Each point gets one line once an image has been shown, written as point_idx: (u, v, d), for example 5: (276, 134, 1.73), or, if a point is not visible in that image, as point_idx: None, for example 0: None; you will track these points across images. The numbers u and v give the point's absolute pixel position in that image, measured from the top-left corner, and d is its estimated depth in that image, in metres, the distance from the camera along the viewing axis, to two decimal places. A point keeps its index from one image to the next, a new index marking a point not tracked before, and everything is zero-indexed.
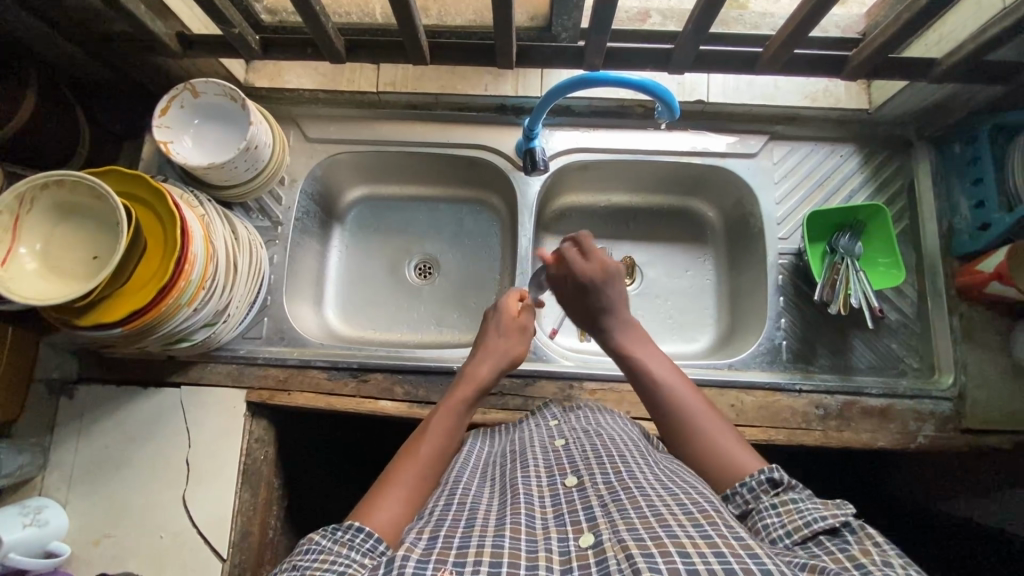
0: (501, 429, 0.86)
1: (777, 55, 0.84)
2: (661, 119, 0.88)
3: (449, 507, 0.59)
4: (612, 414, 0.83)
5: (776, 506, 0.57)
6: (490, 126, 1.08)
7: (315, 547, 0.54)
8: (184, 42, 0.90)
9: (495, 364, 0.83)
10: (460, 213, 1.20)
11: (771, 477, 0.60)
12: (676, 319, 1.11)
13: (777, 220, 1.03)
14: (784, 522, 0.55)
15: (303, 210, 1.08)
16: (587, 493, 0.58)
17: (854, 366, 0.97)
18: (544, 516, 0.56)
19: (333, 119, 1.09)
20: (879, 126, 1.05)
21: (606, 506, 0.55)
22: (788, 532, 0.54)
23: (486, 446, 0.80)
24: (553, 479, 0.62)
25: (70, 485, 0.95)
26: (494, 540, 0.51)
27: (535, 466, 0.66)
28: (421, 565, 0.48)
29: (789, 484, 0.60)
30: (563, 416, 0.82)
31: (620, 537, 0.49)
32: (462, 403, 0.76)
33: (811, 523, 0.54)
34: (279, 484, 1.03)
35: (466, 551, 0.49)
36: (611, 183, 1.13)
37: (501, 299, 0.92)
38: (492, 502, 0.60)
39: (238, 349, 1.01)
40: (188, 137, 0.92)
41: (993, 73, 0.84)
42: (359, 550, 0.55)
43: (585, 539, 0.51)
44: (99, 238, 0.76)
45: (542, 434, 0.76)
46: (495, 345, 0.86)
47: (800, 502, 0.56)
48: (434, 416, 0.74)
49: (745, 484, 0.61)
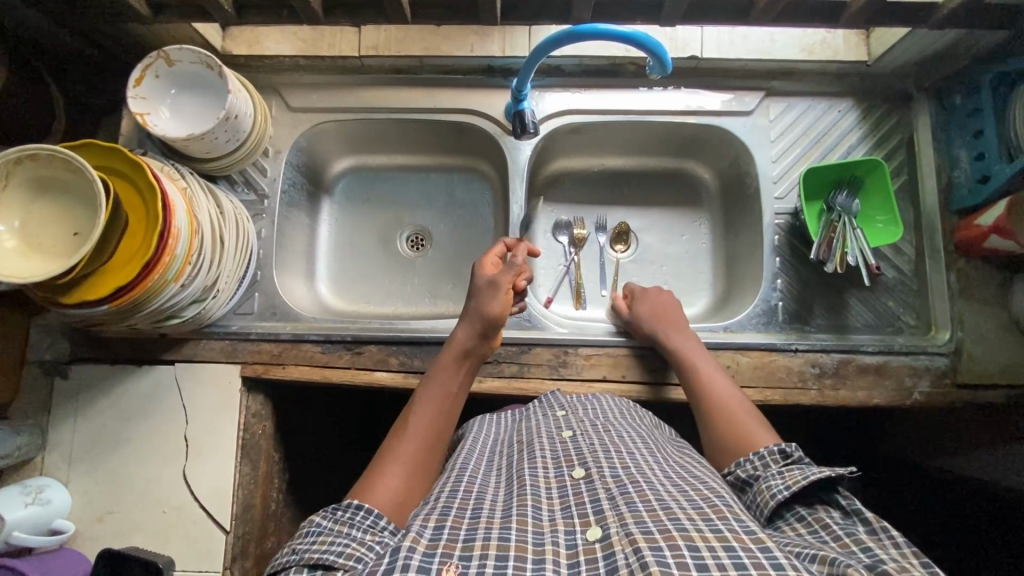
0: (508, 413, 0.86)
1: (773, 3, 0.81)
2: (653, 75, 0.85)
3: (454, 496, 0.59)
4: (624, 404, 0.84)
5: (782, 471, 0.61)
6: (477, 88, 1.04)
7: (316, 528, 0.56)
8: (153, 5, 0.85)
9: (475, 327, 0.82)
10: (451, 182, 1.17)
11: (783, 449, 0.64)
12: (672, 284, 1.10)
13: (773, 178, 1.01)
14: (786, 482, 0.59)
15: (290, 181, 1.06)
16: (594, 485, 0.58)
17: (851, 325, 0.97)
18: (551, 508, 0.56)
19: (316, 87, 1.05)
20: (878, 78, 1.01)
21: (614, 499, 0.55)
22: (789, 488, 0.59)
23: (491, 433, 0.79)
24: (561, 471, 0.62)
25: (70, 463, 0.95)
26: (500, 533, 0.51)
27: (542, 457, 0.66)
28: (427, 559, 0.48)
29: (797, 458, 0.64)
30: (570, 405, 0.81)
31: (628, 530, 0.50)
32: (445, 375, 0.79)
33: (808, 476, 0.58)
34: (279, 458, 1.04)
35: (472, 544, 0.50)
36: (604, 146, 1.11)
37: (476, 259, 0.90)
38: (498, 493, 0.61)
39: (231, 325, 1.00)
40: (165, 108, 0.89)
41: (996, 18, 0.81)
42: (360, 527, 0.57)
43: (593, 532, 0.51)
44: (78, 212, 0.74)
45: (550, 425, 0.75)
46: (472, 310, 0.84)
47: (805, 469, 0.61)
48: (422, 391, 0.78)
49: (757, 453, 0.65)
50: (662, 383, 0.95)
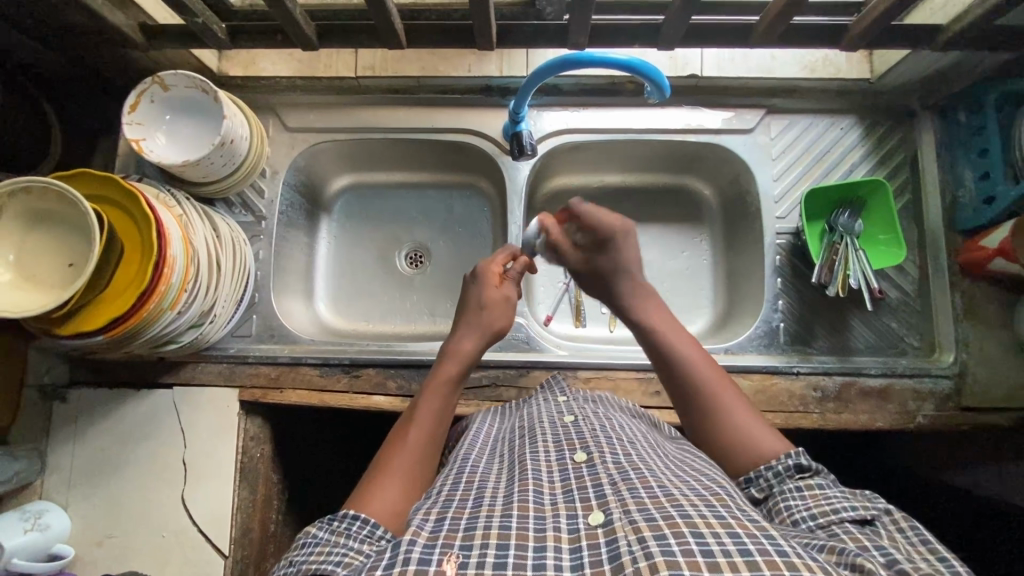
0: (511, 407, 0.86)
1: (774, 25, 0.79)
2: (651, 98, 0.84)
3: (457, 488, 0.58)
4: (622, 409, 0.79)
5: (802, 490, 0.57)
6: (476, 108, 1.03)
7: (312, 540, 0.54)
8: (147, 33, 0.87)
9: (480, 337, 0.79)
10: (449, 200, 1.16)
11: (798, 462, 0.60)
12: (672, 302, 1.09)
13: (774, 198, 0.99)
14: (808, 505, 0.55)
15: (286, 202, 1.05)
16: (597, 470, 0.57)
17: (853, 347, 0.96)
18: (552, 492, 0.55)
19: (312, 107, 1.04)
20: (881, 96, 1.00)
21: (616, 485, 0.54)
22: (812, 515, 0.54)
23: (494, 426, 0.79)
24: (563, 455, 0.61)
25: (69, 487, 0.95)
26: (502, 520, 0.50)
27: (543, 442, 0.65)
28: (427, 551, 0.47)
29: (815, 470, 0.60)
30: (573, 394, 0.80)
31: (632, 517, 0.48)
32: (449, 384, 0.74)
33: (838, 509, 0.54)
34: (277, 480, 1.04)
35: (473, 533, 0.49)
36: (603, 163, 1.10)
37: (482, 262, 0.86)
38: (500, 479, 0.60)
39: (229, 347, 0.99)
40: (161, 133, 0.89)
41: (1003, 39, 0.80)
42: (357, 538, 0.55)
43: (596, 517, 0.50)
44: (70, 244, 0.74)
45: (552, 410, 0.74)
46: (475, 318, 0.81)
47: (827, 489, 0.57)
48: (422, 401, 0.72)
49: (771, 468, 0.61)
50: (663, 407, 0.94)
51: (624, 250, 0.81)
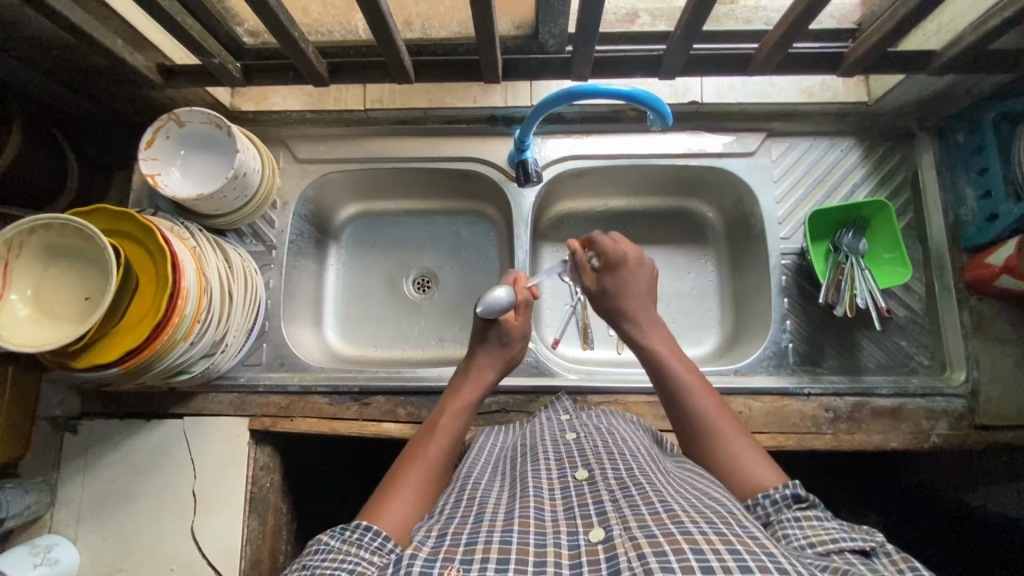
0: (514, 426, 0.85)
1: (772, 54, 0.82)
2: (654, 126, 0.86)
3: (459, 505, 0.58)
4: (624, 417, 0.81)
5: (800, 519, 0.55)
6: (481, 138, 1.06)
7: (325, 547, 0.53)
8: (165, 72, 0.91)
9: (498, 365, 0.82)
10: (456, 225, 1.18)
11: (796, 492, 0.57)
12: (678, 323, 1.09)
13: (777, 219, 1.01)
14: (807, 534, 0.53)
15: (297, 231, 1.07)
16: (597, 487, 0.57)
17: (864, 365, 0.96)
18: (554, 509, 0.55)
19: (323, 139, 1.07)
20: (880, 118, 1.02)
21: (618, 501, 0.53)
22: (811, 543, 0.52)
23: (500, 441, 0.79)
24: (564, 472, 0.61)
25: (78, 521, 0.94)
26: (502, 535, 0.50)
27: (544, 459, 0.65)
28: (428, 564, 0.47)
29: (813, 500, 0.57)
30: (576, 412, 0.80)
31: (631, 534, 0.48)
32: (467, 409, 0.75)
33: (838, 539, 0.51)
34: (286, 510, 1.03)
35: (474, 548, 0.49)
36: (609, 187, 1.11)
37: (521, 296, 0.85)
38: (502, 496, 0.59)
39: (239, 377, 1.00)
40: (176, 167, 0.91)
41: (998, 63, 0.81)
42: (368, 549, 0.53)
43: (596, 534, 0.49)
44: (90, 280, 0.75)
45: (553, 428, 0.74)
46: (490, 349, 0.82)
47: (828, 523, 0.54)
48: (441, 421, 0.73)
49: (769, 496, 0.58)
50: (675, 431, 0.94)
51: (631, 275, 0.81)
